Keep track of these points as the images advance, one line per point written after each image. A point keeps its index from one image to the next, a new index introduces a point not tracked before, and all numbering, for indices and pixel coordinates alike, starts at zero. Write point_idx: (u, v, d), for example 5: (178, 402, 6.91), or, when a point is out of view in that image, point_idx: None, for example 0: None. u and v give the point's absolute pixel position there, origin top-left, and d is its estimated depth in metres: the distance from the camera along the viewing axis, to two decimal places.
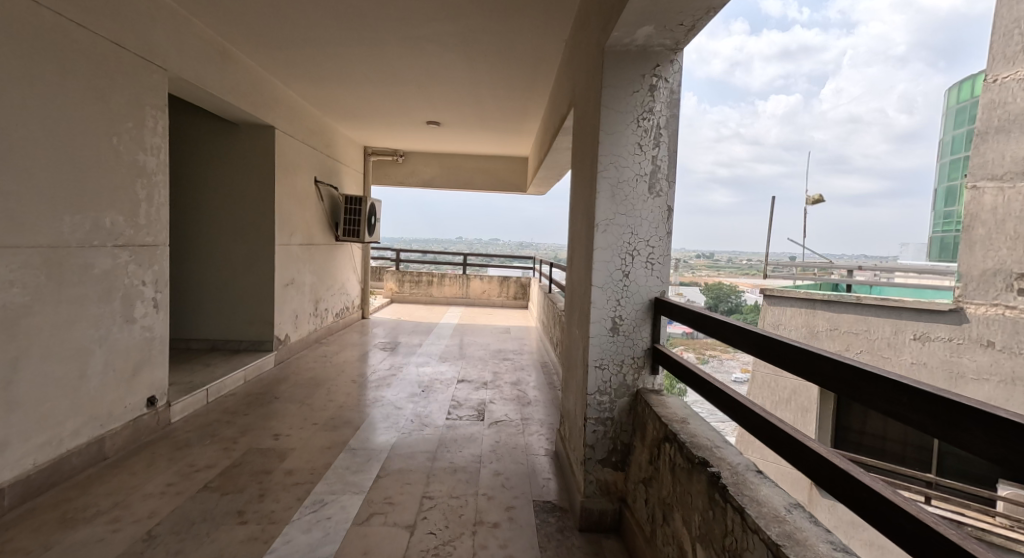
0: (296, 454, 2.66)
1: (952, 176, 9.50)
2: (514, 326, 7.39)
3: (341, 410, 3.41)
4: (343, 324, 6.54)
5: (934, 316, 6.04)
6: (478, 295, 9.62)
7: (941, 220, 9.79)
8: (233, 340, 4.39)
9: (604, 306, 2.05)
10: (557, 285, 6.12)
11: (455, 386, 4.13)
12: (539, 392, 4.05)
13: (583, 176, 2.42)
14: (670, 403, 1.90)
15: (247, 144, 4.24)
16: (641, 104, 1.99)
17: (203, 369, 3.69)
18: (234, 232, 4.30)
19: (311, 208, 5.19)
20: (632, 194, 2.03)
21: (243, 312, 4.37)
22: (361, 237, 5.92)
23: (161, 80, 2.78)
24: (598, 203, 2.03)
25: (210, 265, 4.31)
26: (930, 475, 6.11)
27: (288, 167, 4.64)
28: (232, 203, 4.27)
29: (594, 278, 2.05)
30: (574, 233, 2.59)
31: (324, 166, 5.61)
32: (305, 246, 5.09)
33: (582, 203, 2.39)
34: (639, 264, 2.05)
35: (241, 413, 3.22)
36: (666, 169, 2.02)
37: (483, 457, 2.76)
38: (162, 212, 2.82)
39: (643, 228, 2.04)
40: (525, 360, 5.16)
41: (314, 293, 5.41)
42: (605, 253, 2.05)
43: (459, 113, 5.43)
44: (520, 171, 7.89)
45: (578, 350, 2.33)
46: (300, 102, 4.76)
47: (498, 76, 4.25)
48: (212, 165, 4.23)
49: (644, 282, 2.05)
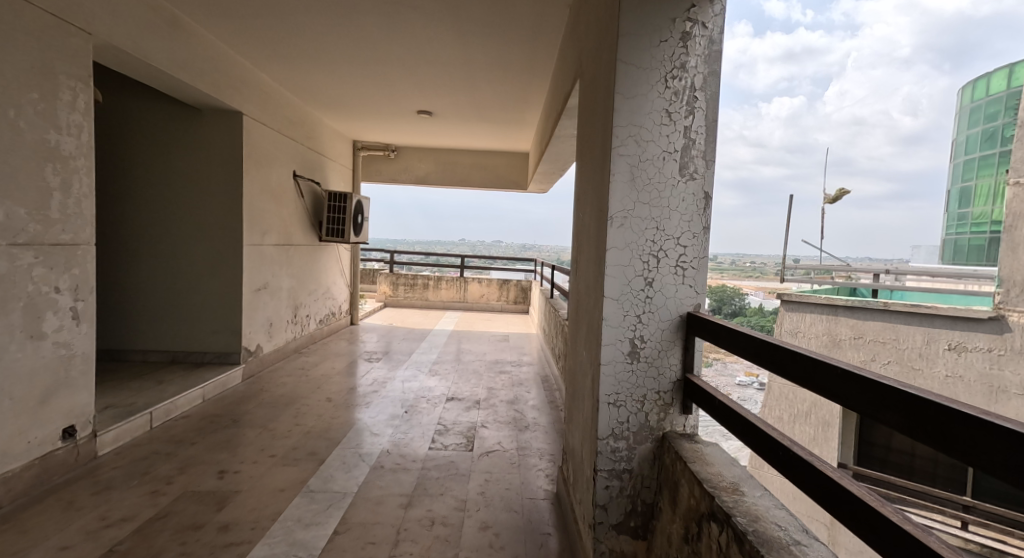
0: (238, 499, 2.18)
1: (965, 176, 8.88)
2: (513, 333, 6.90)
3: (307, 437, 2.92)
4: (328, 331, 6.05)
5: (971, 325, 5.51)
6: (477, 298, 9.14)
7: (953, 222, 9.22)
8: (196, 352, 3.91)
9: (619, 324, 1.57)
10: (560, 290, 5.63)
11: (444, 406, 3.64)
12: (539, 414, 3.55)
13: (591, 157, 1.94)
14: (711, 455, 1.41)
15: (212, 131, 3.79)
16: (670, 59, 1.52)
17: (152, 387, 3.22)
18: (197, 231, 3.84)
19: (288, 205, 4.72)
20: (658, 176, 1.55)
21: (208, 321, 3.91)
22: (346, 237, 5.45)
23: (84, 45, 2.31)
24: (613, 188, 1.55)
25: (170, 268, 3.84)
26: (966, 497, 5.54)
27: (260, 159, 4.18)
28: (195, 199, 3.81)
29: (607, 288, 1.57)
30: (580, 231, 2.11)
31: (305, 159, 5.14)
32: (280, 247, 4.62)
33: (590, 191, 1.90)
34: (666, 269, 1.57)
35: (187, 442, 2.74)
36: (704, 143, 1.53)
37: (468, 503, 2.27)
38: (85, 205, 2.35)
39: (672, 222, 1.56)
40: (524, 374, 4.65)
41: (292, 299, 4.93)
42: (621, 254, 1.56)
43: (453, 101, 4.95)
44: (520, 167, 7.42)
45: (584, 378, 1.85)
46: (274, 86, 4.29)
47: (492, 54, 3.77)
48: (173, 156, 3.78)
49: (673, 293, 1.57)
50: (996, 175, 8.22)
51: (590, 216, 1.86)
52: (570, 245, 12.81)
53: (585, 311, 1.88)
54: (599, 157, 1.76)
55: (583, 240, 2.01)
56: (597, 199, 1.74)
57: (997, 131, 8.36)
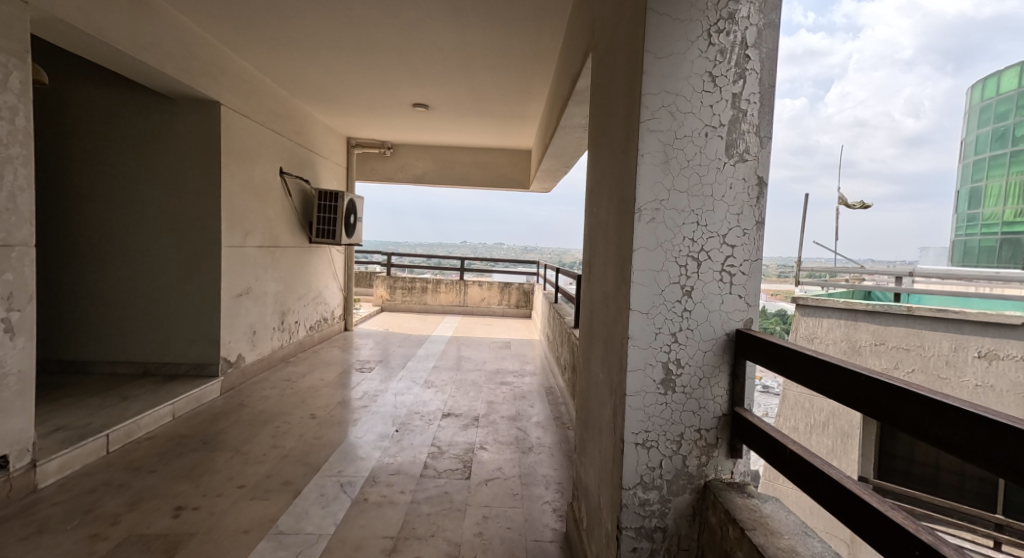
0: (192, 543, 1.86)
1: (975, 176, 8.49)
2: (515, 340, 6.56)
3: (283, 463, 2.59)
4: (320, 338, 5.73)
5: (1004, 331, 5.16)
6: (478, 302, 8.83)
7: (964, 221, 8.90)
8: (170, 364, 3.59)
9: (649, 345, 1.25)
10: (564, 294, 5.31)
11: (439, 423, 3.31)
12: (544, 434, 3.21)
13: (609, 139, 1.61)
14: (776, 520, 1.07)
15: (187, 123, 3.49)
16: (715, 8, 1.19)
17: (114, 405, 2.90)
18: (170, 232, 3.52)
19: (273, 203, 4.41)
20: (699, 157, 1.22)
21: (183, 329, 3.59)
22: (337, 238, 5.14)
23: (19, 15, 2.00)
24: (642, 173, 1.22)
25: (140, 272, 3.52)
26: (999, 515, 5.11)
27: (241, 154, 3.86)
28: (169, 196, 3.50)
29: (634, 299, 1.24)
30: (595, 228, 1.78)
31: (294, 155, 4.83)
32: (265, 248, 4.31)
33: (609, 179, 1.57)
34: (709, 275, 1.24)
35: (146, 470, 2.42)
36: (758, 115, 1.21)
37: (463, 548, 1.94)
38: (21, 200, 2.04)
39: (717, 216, 1.23)
40: (527, 386, 4.31)
41: (278, 304, 4.61)
42: (651, 257, 1.24)
43: (450, 92, 4.65)
44: (522, 165, 7.11)
45: (602, 407, 1.52)
46: (257, 76, 4.00)
47: (491, 38, 3.46)
48: (143, 149, 3.47)
49: (717, 305, 1.24)
50: (1008, 175, 7.80)
51: (609, 210, 1.53)
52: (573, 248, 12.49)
53: (603, 325, 1.55)
54: (620, 136, 1.43)
55: (599, 238, 1.68)
56: (619, 188, 1.41)
57: (1008, 130, 7.86)
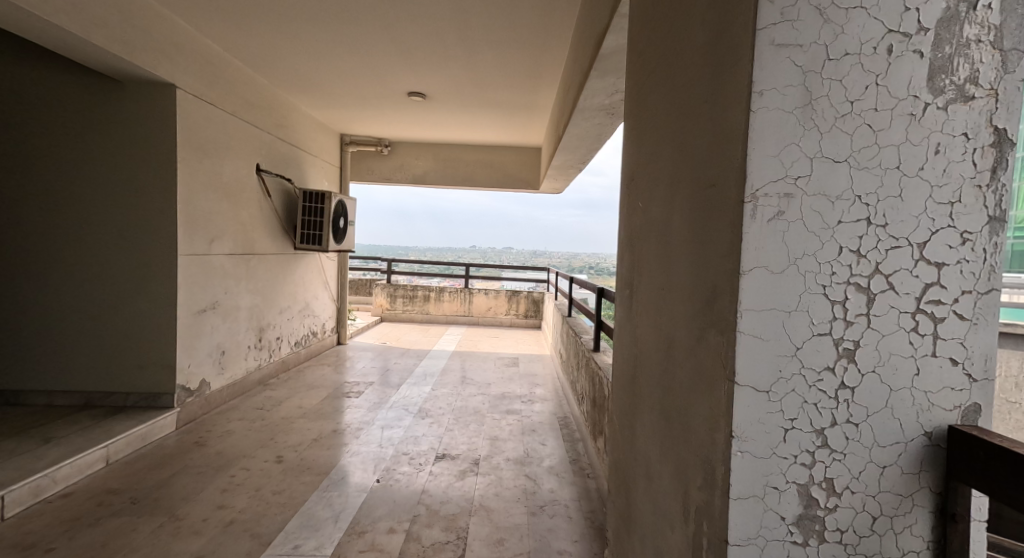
0: None
1: None
2: (523, 356, 5.97)
3: (224, 534, 2.02)
4: (307, 356, 5.20)
5: None
6: (484, 312, 8.26)
7: None
8: (117, 394, 3.05)
9: (770, 445, 0.69)
10: (578, 306, 4.70)
11: (429, 471, 2.74)
12: (558, 486, 2.61)
13: (663, 97, 1.05)
14: None
15: (135, 109, 2.97)
16: None
17: (28, 453, 2.36)
18: (117, 239, 3.00)
19: (246, 205, 3.89)
20: (869, 94, 0.68)
21: (131, 352, 3.05)
22: (323, 244, 4.59)
23: None
24: (756, 132, 0.66)
25: (82, 287, 3.00)
26: None
27: (205, 146, 3.34)
28: (114, 196, 2.98)
29: (739, 372, 0.68)
30: (638, 237, 1.22)
31: (274, 151, 4.31)
32: (235, 256, 3.77)
33: (667, 159, 1.01)
34: (892, 322, 0.68)
35: (40, 548, 1.87)
36: (996, 9, 0.67)
37: None
38: None
39: (907, 213, 0.68)
40: (537, 417, 3.71)
41: (253, 320, 4.08)
42: (777, 290, 0.68)
43: (449, 77, 4.10)
44: (530, 164, 6.55)
45: (665, 527, 0.93)
46: (223, 57, 3.48)
47: (493, 5, 2.90)
48: (85, 141, 2.96)
49: (906, 376, 0.68)
50: None
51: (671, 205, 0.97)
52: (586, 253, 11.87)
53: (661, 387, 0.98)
54: (692, 83, 0.88)
55: (648, 251, 1.12)
56: (693, 166, 0.85)
57: None
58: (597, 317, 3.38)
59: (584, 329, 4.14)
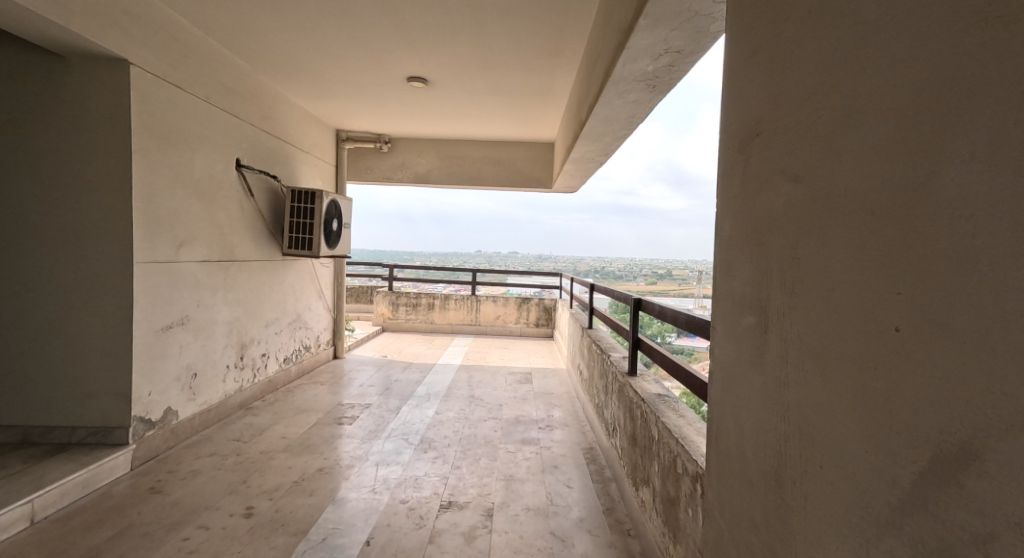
0: None
1: None
2: (537, 369, 5.46)
3: None
4: (298, 373, 4.71)
5: None
6: (492, 321, 7.76)
7: None
8: (60, 428, 2.56)
9: None
10: (600, 317, 4.16)
11: (430, 527, 2.22)
12: (592, 549, 2.09)
13: (826, 56, 0.75)
14: None
15: (79, 90, 2.50)
16: None
17: None
18: (60, 244, 2.52)
19: (222, 205, 3.40)
20: None
21: (76, 379, 2.56)
22: (314, 249, 4.09)
23: None
24: None
25: (18, 301, 2.52)
26: None
27: (170, 135, 2.86)
28: (56, 194, 2.51)
29: None
30: (769, 246, 0.89)
31: (258, 145, 3.84)
32: (210, 264, 3.29)
33: (863, 132, 0.67)
34: None
35: None
36: None
37: None
38: None
39: None
40: (558, 450, 3.19)
41: (233, 336, 3.59)
42: None
43: (453, 56, 3.62)
44: (541, 160, 6.05)
45: None
46: (191, 32, 3.01)
47: None
48: (22, 128, 2.49)
49: None
50: None
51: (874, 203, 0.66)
52: (598, 256, 11.36)
53: (870, 482, 0.65)
54: (942, 19, 0.57)
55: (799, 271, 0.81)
56: (995, 136, 0.50)
57: None
58: (630, 332, 2.86)
59: (608, 345, 3.61)
